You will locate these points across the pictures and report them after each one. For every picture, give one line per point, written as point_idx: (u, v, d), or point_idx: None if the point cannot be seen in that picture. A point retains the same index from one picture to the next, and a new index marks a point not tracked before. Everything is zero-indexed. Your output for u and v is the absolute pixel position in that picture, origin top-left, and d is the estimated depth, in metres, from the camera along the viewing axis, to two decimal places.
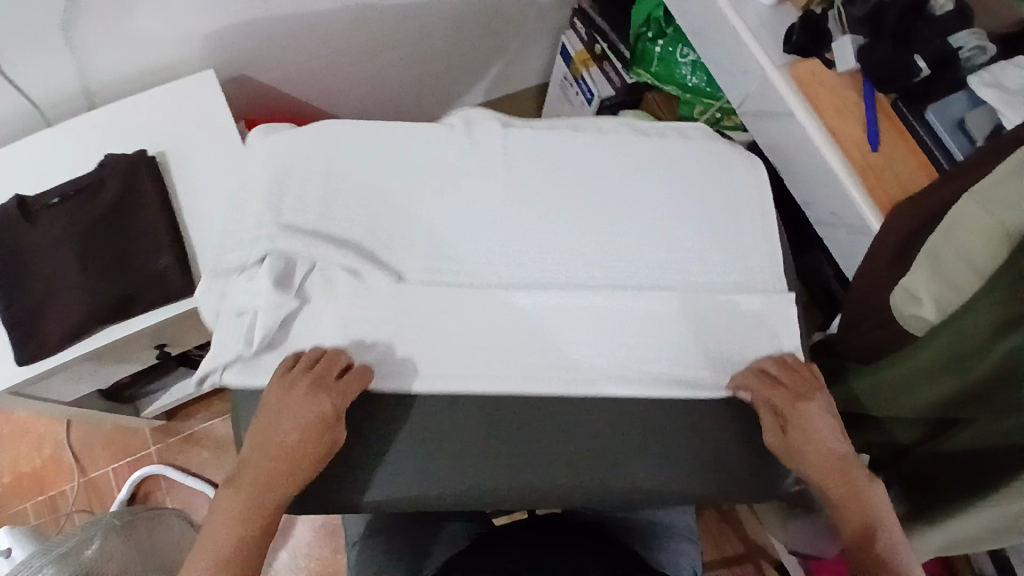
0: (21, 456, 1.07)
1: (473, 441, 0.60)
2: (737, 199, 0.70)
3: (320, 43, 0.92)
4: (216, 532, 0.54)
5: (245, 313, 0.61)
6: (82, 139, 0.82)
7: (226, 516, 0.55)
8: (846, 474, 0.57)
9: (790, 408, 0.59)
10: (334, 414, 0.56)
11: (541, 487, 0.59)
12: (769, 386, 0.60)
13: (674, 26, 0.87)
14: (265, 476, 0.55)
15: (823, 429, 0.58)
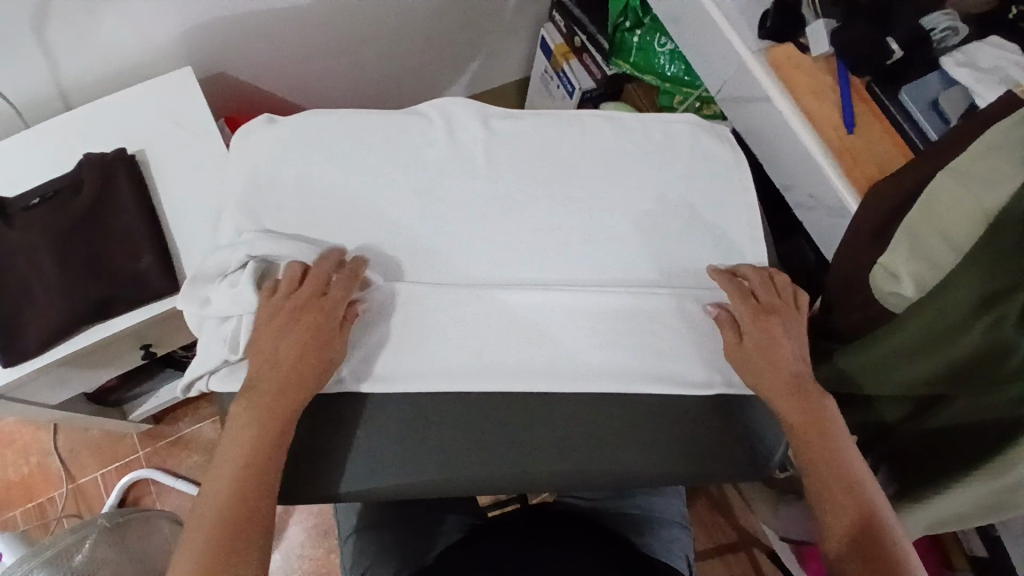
0: (7, 465, 1.06)
1: (458, 429, 0.60)
2: (718, 184, 0.70)
3: (299, 39, 0.92)
4: (229, 459, 0.55)
5: (230, 321, 0.61)
6: (60, 140, 0.81)
7: (236, 445, 0.55)
8: (789, 380, 0.60)
9: (753, 322, 0.62)
10: (330, 326, 0.59)
11: (527, 473, 0.59)
12: (741, 298, 0.63)
13: (651, 16, 0.88)
14: (267, 399, 0.56)
15: (782, 340, 0.61)
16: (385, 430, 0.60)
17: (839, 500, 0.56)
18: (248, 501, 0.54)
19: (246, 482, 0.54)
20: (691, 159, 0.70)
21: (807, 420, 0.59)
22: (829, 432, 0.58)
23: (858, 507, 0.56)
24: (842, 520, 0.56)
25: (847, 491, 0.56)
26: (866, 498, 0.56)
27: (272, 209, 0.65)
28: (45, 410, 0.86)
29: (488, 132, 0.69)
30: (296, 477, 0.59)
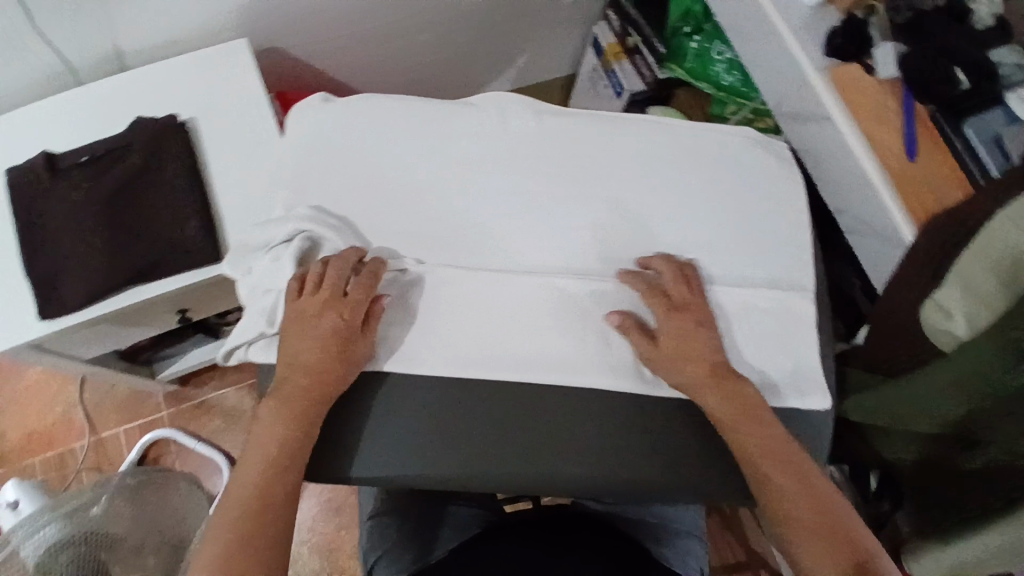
0: (33, 414, 1.08)
1: (475, 427, 0.60)
2: (773, 200, 0.67)
3: (353, 20, 0.92)
4: (250, 464, 0.56)
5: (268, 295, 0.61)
6: (113, 101, 0.82)
7: (260, 452, 0.56)
8: (705, 373, 0.59)
9: (665, 317, 0.60)
10: (352, 328, 0.59)
11: (545, 477, 0.59)
12: (650, 296, 0.61)
13: (711, 23, 0.86)
14: (297, 401, 0.57)
15: (698, 336, 0.60)
16: (402, 419, 0.60)
17: (788, 493, 0.54)
18: (269, 508, 0.54)
19: (264, 486, 0.55)
20: (744, 173, 0.67)
21: (735, 411, 0.57)
22: (761, 422, 0.57)
23: (808, 498, 0.54)
24: (796, 511, 0.53)
25: (791, 483, 0.54)
26: (816, 491, 0.54)
27: (322, 187, 0.65)
28: (76, 364, 0.87)
29: (542, 128, 0.68)
30: (321, 453, 0.60)
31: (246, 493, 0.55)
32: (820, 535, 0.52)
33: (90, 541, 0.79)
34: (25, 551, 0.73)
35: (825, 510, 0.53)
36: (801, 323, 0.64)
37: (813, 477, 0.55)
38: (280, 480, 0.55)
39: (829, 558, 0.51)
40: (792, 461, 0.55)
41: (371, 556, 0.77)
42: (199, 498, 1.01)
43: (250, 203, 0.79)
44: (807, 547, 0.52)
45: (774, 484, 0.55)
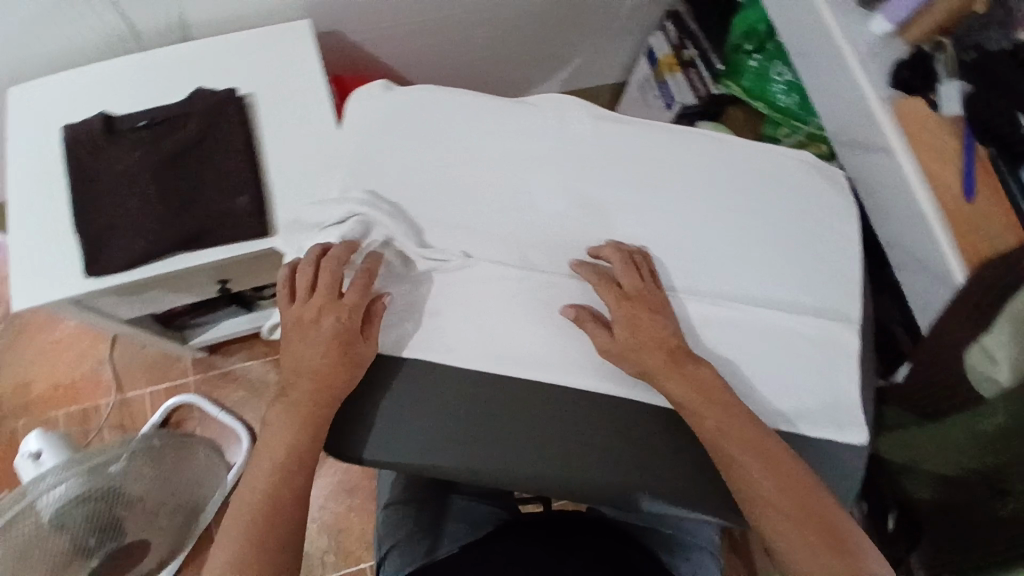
0: (64, 367, 1.11)
1: (479, 422, 0.60)
2: (825, 228, 0.67)
3: (414, 10, 0.92)
4: (262, 466, 0.58)
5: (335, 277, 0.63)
6: (174, 69, 0.83)
7: (270, 454, 0.59)
8: (665, 362, 0.59)
9: (619, 306, 0.60)
10: (351, 330, 0.60)
11: (557, 479, 0.59)
12: (601, 286, 0.61)
13: (774, 42, 0.86)
14: (305, 406, 0.59)
15: (652, 325, 0.60)
16: (394, 413, 0.61)
17: (758, 475, 0.54)
18: (279, 512, 0.57)
19: (275, 491, 0.57)
20: (795, 198, 0.67)
21: (699, 398, 0.58)
22: (724, 407, 0.57)
23: (779, 481, 0.54)
24: (767, 494, 0.54)
25: (758, 464, 0.55)
26: (787, 472, 0.55)
27: (379, 174, 0.66)
28: (112, 322, 0.89)
29: (600, 135, 0.68)
30: (348, 434, 0.61)
31: (257, 494, 0.57)
32: (796, 517, 0.53)
33: (108, 499, 0.81)
34: (43, 503, 0.72)
35: (796, 490, 0.54)
36: (843, 355, 0.63)
37: (784, 459, 0.55)
38: (290, 481, 0.58)
39: (794, 538, 0.53)
40: (761, 444, 0.56)
41: (384, 543, 0.78)
42: (217, 459, 1.03)
43: (302, 181, 0.79)
44: (773, 524, 0.53)
45: (744, 468, 0.55)
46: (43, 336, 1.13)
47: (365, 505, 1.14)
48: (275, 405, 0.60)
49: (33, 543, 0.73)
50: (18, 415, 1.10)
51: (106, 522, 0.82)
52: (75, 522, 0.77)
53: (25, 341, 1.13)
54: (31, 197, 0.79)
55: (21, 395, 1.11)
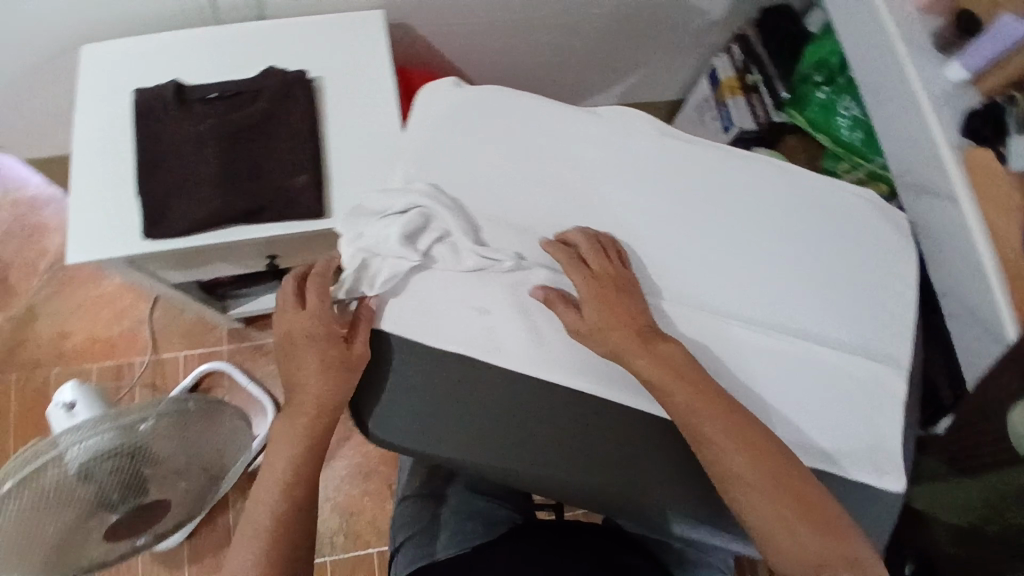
0: (102, 323, 1.15)
1: (498, 418, 0.62)
2: (880, 268, 0.67)
3: (486, 9, 0.93)
4: (268, 487, 0.64)
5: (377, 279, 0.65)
6: (248, 46, 0.85)
7: (273, 475, 0.64)
8: (627, 334, 0.60)
9: (584, 280, 0.62)
10: (335, 339, 0.64)
11: (572, 484, 0.60)
12: (570, 265, 0.62)
13: (846, 77, 0.86)
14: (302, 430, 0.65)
15: (622, 304, 0.61)
16: (406, 396, 0.63)
17: (730, 450, 0.56)
18: (287, 526, 0.63)
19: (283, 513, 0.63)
20: (853, 232, 0.67)
21: (666, 374, 0.58)
22: (690, 379, 0.58)
23: (751, 457, 0.56)
24: (739, 468, 0.55)
25: (728, 438, 0.56)
26: (757, 445, 0.56)
27: (445, 171, 0.67)
28: (160, 284, 0.91)
29: (665, 151, 0.68)
30: (381, 416, 0.62)
31: (265, 514, 0.63)
32: (772, 490, 0.55)
33: (137, 456, 0.83)
34: (67, 454, 0.75)
35: (767, 462, 0.56)
36: (887, 399, 0.63)
37: (755, 435, 0.57)
38: (293, 497, 0.64)
39: (767, 512, 0.54)
40: (731, 416, 0.57)
41: (400, 535, 0.81)
42: (243, 427, 1.02)
43: (362, 168, 0.80)
44: (748, 501, 0.55)
45: (716, 441, 0.56)
46: (86, 290, 1.18)
47: (379, 491, 1.16)
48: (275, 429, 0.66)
49: (59, 487, 0.77)
50: (54, 362, 1.14)
51: (131, 478, 0.84)
52: (101, 473, 0.80)
53: (70, 291, 1.18)
54: (97, 153, 0.80)
55: (61, 342, 1.15)
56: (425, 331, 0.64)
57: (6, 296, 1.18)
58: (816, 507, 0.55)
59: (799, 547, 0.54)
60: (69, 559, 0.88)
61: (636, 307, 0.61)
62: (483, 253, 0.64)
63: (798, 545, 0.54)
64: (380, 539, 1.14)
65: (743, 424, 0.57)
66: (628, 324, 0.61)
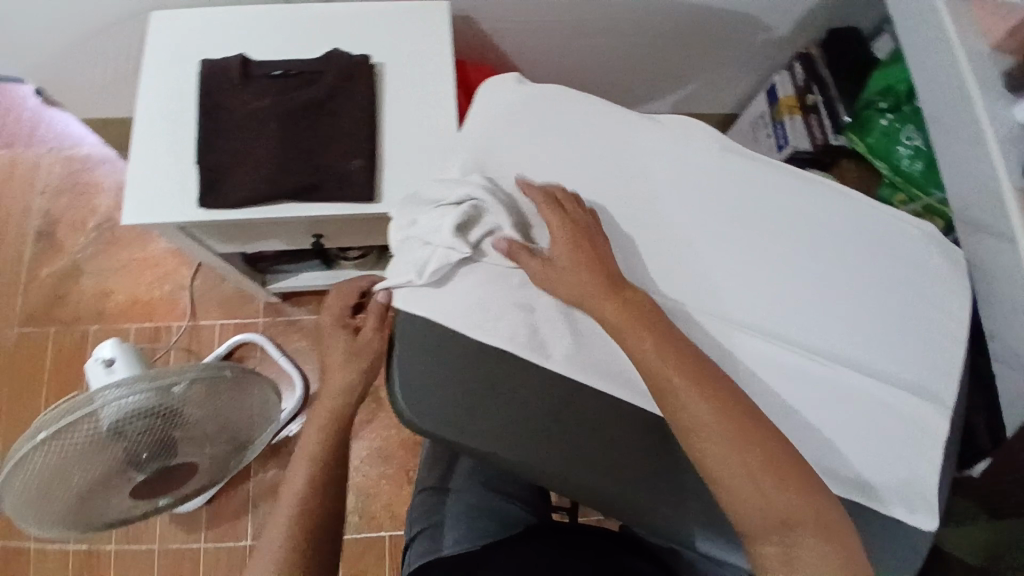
0: (144, 284, 1.20)
1: (527, 414, 0.63)
2: (933, 302, 0.65)
3: (549, 8, 0.93)
4: (300, 466, 0.71)
5: (428, 266, 0.65)
6: (314, 27, 0.86)
7: (306, 452, 0.71)
8: (592, 281, 0.61)
9: (558, 225, 0.63)
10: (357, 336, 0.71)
11: (595, 488, 0.61)
12: (545, 209, 0.63)
13: (912, 106, 0.85)
14: (325, 415, 0.72)
15: (590, 249, 0.62)
16: (439, 380, 0.63)
17: (694, 405, 0.55)
18: (312, 503, 0.69)
19: (316, 488, 0.70)
20: (910, 265, 0.66)
21: (630, 318, 0.59)
22: (652, 329, 0.58)
23: (717, 413, 0.55)
24: (706, 425, 0.55)
25: (695, 394, 0.55)
26: (723, 401, 0.55)
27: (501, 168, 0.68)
28: (207, 253, 0.93)
29: (724, 166, 0.68)
30: (411, 401, 0.62)
31: (296, 489, 0.70)
32: (741, 447, 0.54)
33: (167, 418, 0.83)
34: (99, 410, 0.76)
35: (733, 418, 0.55)
36: (929, 438, 0.61)
37: (720, 391, 0.56)
38: (321, 475, 0.70)
39: (735, 462, 0.54)
40: (697, 371, 0.56)
41: (417, 523, 0.82)
42: (274, 398, 1.01)
43: (414, 157, 0.81)
44: (717, 452, 0.54)
45: (685, 396, 0.56)
46: (130, 252, 1.21)
47: (396, 475, 1.18)
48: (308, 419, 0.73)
49: (91, 440, 0.78)
50: (94, 319, 1.18)
51: (159, 439, 0.84)
52: (131, 431, 0.80)
53: (115, 252, 1.22)
54: (158, 120, 0.82)
55: (102, 301, 1.19)
56: (468, 320, 0.65)
57: (54, 251, 1.22)
58: (782, 462, 0.54)
59: (768, 505, 0.53)
60: (92, 508, 0.90)
61: (603, 252, 0.62)
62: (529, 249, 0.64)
63: (764, 499, 0.54)
64: (393, 523, 1.15)
65: (710, 375, 0.57)
66: (591, 268, 0.61)
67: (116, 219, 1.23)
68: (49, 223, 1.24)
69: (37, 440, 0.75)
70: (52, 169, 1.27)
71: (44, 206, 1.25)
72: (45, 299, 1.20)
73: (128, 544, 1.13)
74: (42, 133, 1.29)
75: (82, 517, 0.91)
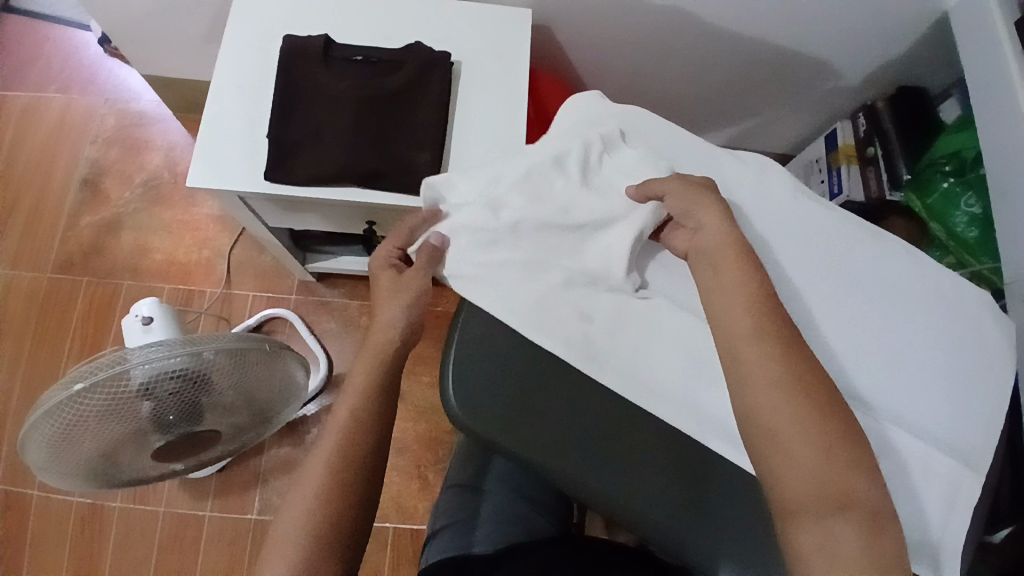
0: (184, 247, 1.25)
1: (572, 424, 0.62)
2: (988, 371, 0.64)
3: (625, 29, 0.95)
4: (345, 409, 0.65)
5: (504, 247, 0.67)
6: (396, 21, 0.88)
7: (351, 395, 0.65)
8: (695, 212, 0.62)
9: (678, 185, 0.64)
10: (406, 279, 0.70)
11: (627, 508, 0.59)
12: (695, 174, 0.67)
13: (976, 174, 0.89)
14: (373, 353, 0.68)
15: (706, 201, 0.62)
16: (488, 375, 0.64)
17: (774, 371, 0.53)
18: (354, 452, 0.62)
19: (360, 415, 0.64)
20: (967, 332, 0.66)
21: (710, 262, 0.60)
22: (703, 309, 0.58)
23: (789, 382, 0.53)
24: (790, 390, 0.52)
25: (769, 355, 0.54)
26: (800, 371, 0.53)
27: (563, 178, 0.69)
28: (261, 228, 0.94)
29: (795, 210, 0.69)
30: (463, 394, 0.63)
31: (339, 436, 0.63)
32: (814, 419, 0.51)
33: (198, 384, 0.81)
34: (136, 368, 0.75)
35: (812, 389, 0.53)
36: (962, 502, 0.59)
37: (808, 358, 0.54)
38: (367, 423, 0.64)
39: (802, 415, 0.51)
40: (784, 334, 0.55)
41: (440, 520, 0.82)
42: (301, 378, 1.00)
43: (482, 158, 0.82)
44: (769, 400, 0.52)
45: (767, 353, 0.54)
46: (174, 213, 1.27)
47: (406, 468, 1.19)
48: (360, 360, 0.68)
49: (123, 399, 0.77)
50: (127, 273, 1.23)
51: (187, 405, 0.83)
52: (162, 393, 0.79)
53: (160, 209, 1.27)
54: (234, 87, 0.83)
55: (138, 256, 1.24)
56: (526, 318, 0.65)
57: (98, 201, 1.27)
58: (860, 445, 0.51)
59: (830, 479, 0.49)
60: (109, 468, 0.90)
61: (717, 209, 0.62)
62: (593, 282, 0.67)
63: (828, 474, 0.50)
64: (398, 515, 1.16)
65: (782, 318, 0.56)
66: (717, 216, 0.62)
67: (163, 177, 1.29)
68: (96, 171, 1.29)
69: (72, 391, 0.73)
70: (107, 119, 1.32)
71: (93, 155, 1.30)
72: (82, 248, 1.24)
73: (133, 504, 1.13)
74: (100, 81, 1.34)
75: (99, 474, 0.90)
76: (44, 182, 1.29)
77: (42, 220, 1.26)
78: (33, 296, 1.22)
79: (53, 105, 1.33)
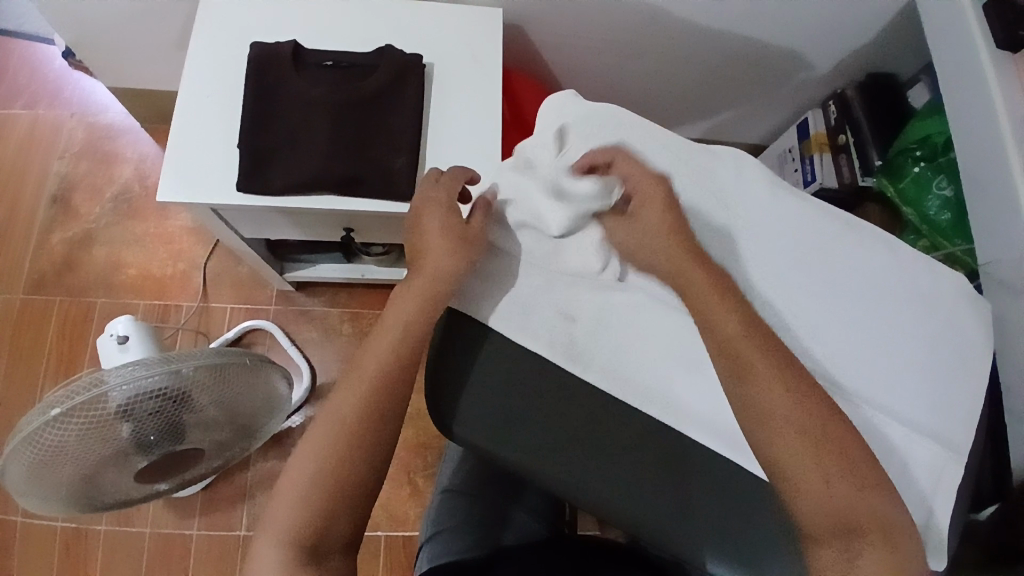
0: (159, 261, 1.22)
1: (564, 429, 0.62)
2: (967, 354, 0.65)
3: (597, 26, 0.95)
4: (338, 409, 0.60)
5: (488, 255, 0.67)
6: (367, 24, 0.87)
7: (348, 397, 0.61)
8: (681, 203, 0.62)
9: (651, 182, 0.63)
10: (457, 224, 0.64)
11: (620, 508, 0.59)
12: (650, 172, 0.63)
13: (946, 158, 0.90)
14: (382, 350, 0.62)
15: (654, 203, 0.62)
16: (481, 385, 0.63)
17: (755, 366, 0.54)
18: (344, 460, 0.58)
19: (352, 422, 0.59)
20: (947, 316, 0.66)
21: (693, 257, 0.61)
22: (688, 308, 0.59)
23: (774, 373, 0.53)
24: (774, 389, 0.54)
25: None
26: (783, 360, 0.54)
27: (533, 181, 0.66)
28: (237, 239, 0.92)
29: (772, 202, 0.68)
30: (458, 411, 0.62)
31: (328, 440, 0.59)
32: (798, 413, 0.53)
33: (178, 402, 0.79)
34: (114, 390, 0.72)
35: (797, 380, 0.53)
36: (946, 484, 0.60)
37: None
38: (367, 427, 0.60)
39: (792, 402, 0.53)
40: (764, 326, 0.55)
41: (432, 526, 0.81)
42: (284, 389, 0.98)
43: (458, 160, 0.82)
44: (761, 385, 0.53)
45: None
46: (147, 226, 1.24)
47: (396, 473, 1.18)
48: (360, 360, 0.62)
49: (102, 420, 0.75)
50: (100, 290, 1.20)
51: (168, 423, 0.81)
52: (142, 413, 0.77)
53: (132, 223, 1.24)
54: (202, 98, 0.81)
55: (112, 272, 1.21)
56: (508, 324, 0.65)
57: (68, 217, 1.24)
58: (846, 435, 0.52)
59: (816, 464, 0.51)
60: (91, 491, 0.88)
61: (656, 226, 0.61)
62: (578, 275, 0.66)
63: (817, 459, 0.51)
64: (389, 523, 1.15)
65: None
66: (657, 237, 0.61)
67: (133, 191, 1.26)
68: (64, 187, 1.26)
69: (48, 416, 0.71)
70: (74, 134, 1.29)
71: (62, 170, 1.27)
72: (54, 266, 1.21)
73: (118, 526, 1.11)
74: (67, 94, 1.31)
75: (82, 497, 0.88)
76: (11, 200, 1.25)
77: (10, 240, 1.23)
78: (5, 318, 1.19)
79: (17, 121, 1.29)
